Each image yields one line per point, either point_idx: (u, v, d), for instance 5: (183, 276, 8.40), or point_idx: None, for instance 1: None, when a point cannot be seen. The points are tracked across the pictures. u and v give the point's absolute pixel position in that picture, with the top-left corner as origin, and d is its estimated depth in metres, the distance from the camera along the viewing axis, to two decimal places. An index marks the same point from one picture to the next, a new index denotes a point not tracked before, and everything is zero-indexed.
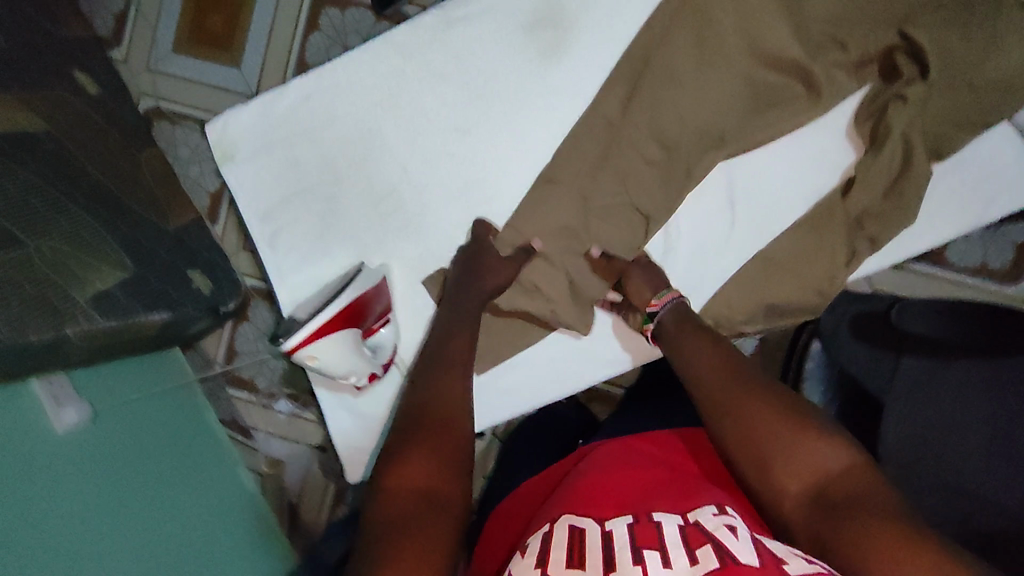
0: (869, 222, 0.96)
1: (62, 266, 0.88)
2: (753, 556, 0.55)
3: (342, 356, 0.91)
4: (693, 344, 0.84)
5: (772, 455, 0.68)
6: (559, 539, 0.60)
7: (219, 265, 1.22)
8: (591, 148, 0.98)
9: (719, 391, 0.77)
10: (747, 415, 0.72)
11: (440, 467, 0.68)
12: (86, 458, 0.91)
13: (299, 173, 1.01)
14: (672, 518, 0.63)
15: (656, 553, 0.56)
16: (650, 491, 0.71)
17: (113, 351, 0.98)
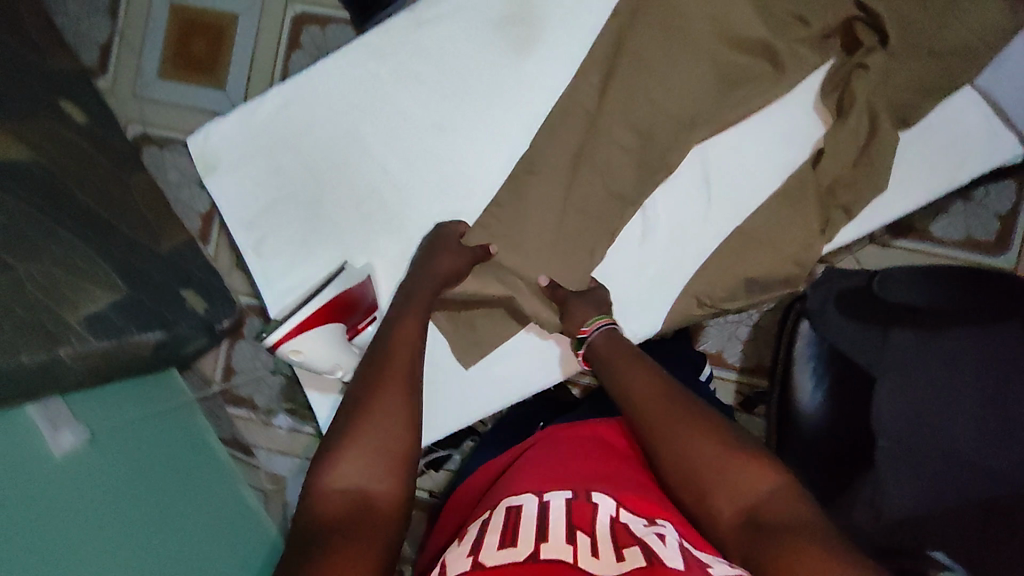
0: (843, 192, 0.91)
1: (54, 291, 0.89)
2: (680, 561, 0.52)
3: (327, 353, 0.88)
4: (631, 361, 0.79)
5: (706, 478, 0.64)
6: (497, 522, 0.60)
7: (213, 284, 1.23)
8: (563, 142, 0.93)
9: (658, 414, 0.71)
10: (685, 444, 0.67)
11: (376, 471, 0.66)
12: (84, 480, 0.91)
13: (281, 181, 0.97)
14: (608, 503, 0.61)
15: (586, 539, 0.55)
16: (599, 476, 0.68)
17: (109, 372, 0.99)
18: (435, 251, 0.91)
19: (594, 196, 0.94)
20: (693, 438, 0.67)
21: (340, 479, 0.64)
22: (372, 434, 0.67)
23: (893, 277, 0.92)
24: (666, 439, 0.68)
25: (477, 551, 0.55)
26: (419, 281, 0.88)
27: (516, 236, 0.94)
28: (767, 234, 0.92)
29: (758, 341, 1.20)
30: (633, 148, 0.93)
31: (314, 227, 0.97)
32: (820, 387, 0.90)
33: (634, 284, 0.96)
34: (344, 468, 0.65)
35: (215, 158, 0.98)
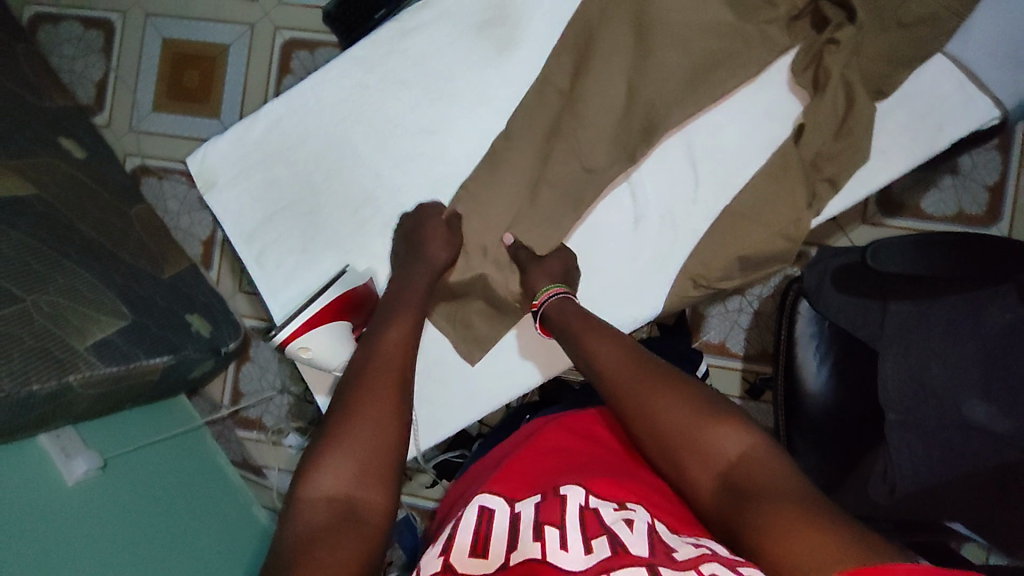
0: (826, 164, 0.75)
1: (61, 318, 0.90)
2: (648, 551, 0.45)
3: (344, 351, 0.71)
4: (596, 334, 0.69)
5: (687, 451, 0.56)
6: (469, 520, 0.52)
7: (216, 307, 1.25)
8: (528, 128, 0.77)
9: (622, 392, 0.62)
10: (655, 416, 0.59)
11: (354, 477, 0.54)
12: (97, 508, 0.91)
13: (278, 191, 0.77)
14: (576, 491, 0.53)
15: (556, 531, 0.48)
16: (577, 465, 0.59)
17: (119, 398, 1.00)
18: (414, 240, 0.74)
19: (573, 179, 0.77)
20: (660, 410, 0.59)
21: (322, 485, 0.53)
22: (354, 437, 0.56)
23: (886, 248, 0.83)
24: (636, 417, 0.60)
25: (448, 552, 0.48)
26: (405, 278, 0.72)
27: (480, 233, 0.78)
28: (750, 211, 0.76)
29: (759, 328, 1.20)
30: (616, 131, 0.78)
31: (311, 242, 0.77)
32: (824, 365, 0.91)
33: (617, 271, 0.79)
34: (323, 471, 0.54)
35: (212, 173, 0.77)
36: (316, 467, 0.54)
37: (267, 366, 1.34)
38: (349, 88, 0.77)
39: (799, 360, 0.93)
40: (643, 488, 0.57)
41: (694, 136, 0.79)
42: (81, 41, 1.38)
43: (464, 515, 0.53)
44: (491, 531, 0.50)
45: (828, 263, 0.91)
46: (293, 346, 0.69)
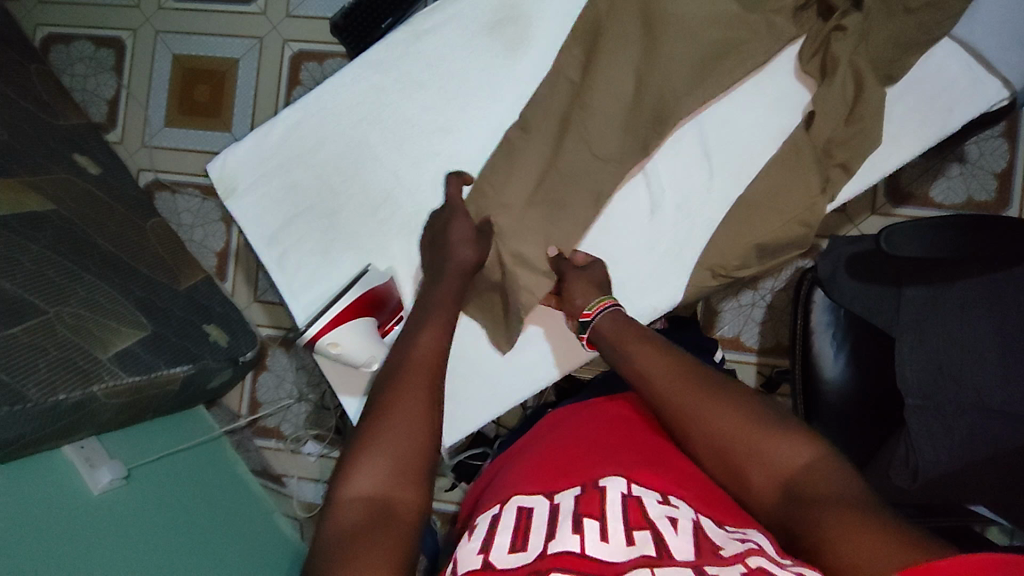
0: (838, 150, 0.75)
1: (83, 329, 0.91)
2: (693, 554, 0.42)
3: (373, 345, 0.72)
4: (639, 337, 0.66)
5: (747, 457, 0.54)
6: (506, 519, 0.49)
7: (231, 317, 1.26)
8: (541, 123, 0.78)
9: (666, 390, 0.60)
10: (703, 419, 0.57)
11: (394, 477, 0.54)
12: (122, 518, 0.91)
13: (298, 195, 0.78)
14: (617, 481, 0.50)
15: (596, 523, 0.45)
16: (617, 454, 0.57)
17: (140, 408, 1.00)
18: (437, 242, 0.74)
19: (588, 169, 0.79)
20: (708, 412, 0.57)
21: (359, 485, 0.53)
22: (387, 434, 0.55)
23: (899, 232, 0.82)
24: (682, 418, 0.58)
25: (487, 550, 0.45)
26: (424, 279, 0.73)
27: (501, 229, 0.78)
28: (769, 198, 0.76)
29: (773, 321, 1.21)
30: (625, 124, 0.79)
31: (331, 243, 0.78)
32: (841, 355, 0.91)
33: (643, 261, 0.79)
34: (360, 471, 0.54)
35: (234, 180, 0.78)
36: (353, 466, 0.54)
37: (284, 374, 1.34)
38: (356, 95, 0.78)
39: (816, 348, 0.93)
40: (688, 480, 0.55)
41: (713, 130, 0.79)
42: (92, 59, 1.40)
43: (502, 514, 0.50)
44: (531, 529, 0.46)
45: (841, 250, 0.91)
46: (322, 342, 0.70)
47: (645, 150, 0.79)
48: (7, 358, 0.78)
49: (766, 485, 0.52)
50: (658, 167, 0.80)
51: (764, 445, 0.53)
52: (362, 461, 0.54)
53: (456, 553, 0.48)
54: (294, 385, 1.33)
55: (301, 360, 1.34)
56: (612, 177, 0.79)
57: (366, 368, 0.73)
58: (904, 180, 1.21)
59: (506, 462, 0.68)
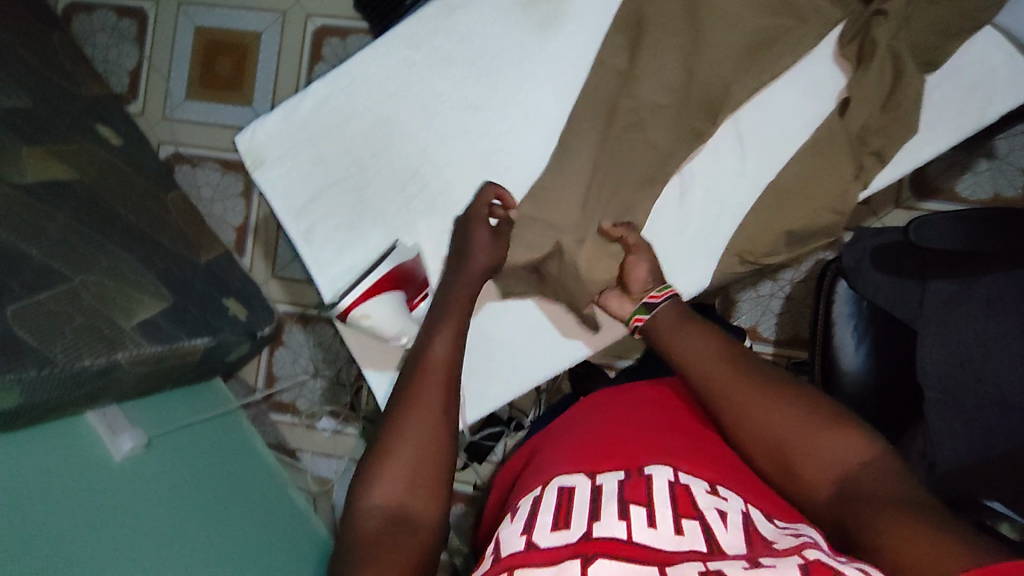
0: (873, 138, 0.74)
1: (107, 298, 0.92)
2: (744, 549, 0.43)
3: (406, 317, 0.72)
4: (692, 329, 0.66)
5: (801, 452, 0.54)
6: (548, 501, 0.49)
7: (250, 292, 1.26)
8: (590, 113, 0.78)
9: (719, 384, 0.60)
10: (761, 414, 0.57)
11: (408, 490, 0.56)
12: (142, 485, 0.92)
13: (327, 169, 0.78)
14: (663, 470, 0.51)
15: (642, 509, 0.45)
16: (659, 440, 0.57)
17: (161, 377, 1.01)
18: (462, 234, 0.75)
19: (644, 159, 0.78)
20: (760, 407, 0.57)
21: (373, 502, 0.56)
22: (403, 451, 0.58)
23: (930, 224, 0.83)
24: (733, 411, 0.58)
25: (530, 531, 0.45)
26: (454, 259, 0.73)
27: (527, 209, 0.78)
28: (800, 185, 0.76)
29: (791, 312, 1.20)
30: (676, 111, 0.78)
31: (359, 217, 0.78)
32: (862, 346, 0.90)
33: (671, 241, 0.79)
34: (374, 488, 0.57)
35: (262, 152, 0.78)
36: (372, 476, 0.57)
37: (301, 350, 1.35)
38: (387, 70, 0.78)
39: (836, 338, 0.91)
40: (732, 470, 0.55)
41: (745, 114, 0.78)
42: (115, 30, 1.40)
43: (543, 496, 0.50)
44: (573, 510, 0.46)
45: (868, 241, 0.90)
46: (354, 314, 0.70)
47: (700, 138, 0.78)
48: (35, 322, 0.78)
49: (817, 482, 0.52)
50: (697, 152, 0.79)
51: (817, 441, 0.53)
52: (379, 471, 0.57)
53: (498, 532, 0.48)
54: (311, 362, 1.34)
55: (318, 335, 1.34)
56: (643, 156, 0.79)
57: (395, 342, 0.73)
58: (929, 174, 1.20)
59: (540, 444, 0.68)
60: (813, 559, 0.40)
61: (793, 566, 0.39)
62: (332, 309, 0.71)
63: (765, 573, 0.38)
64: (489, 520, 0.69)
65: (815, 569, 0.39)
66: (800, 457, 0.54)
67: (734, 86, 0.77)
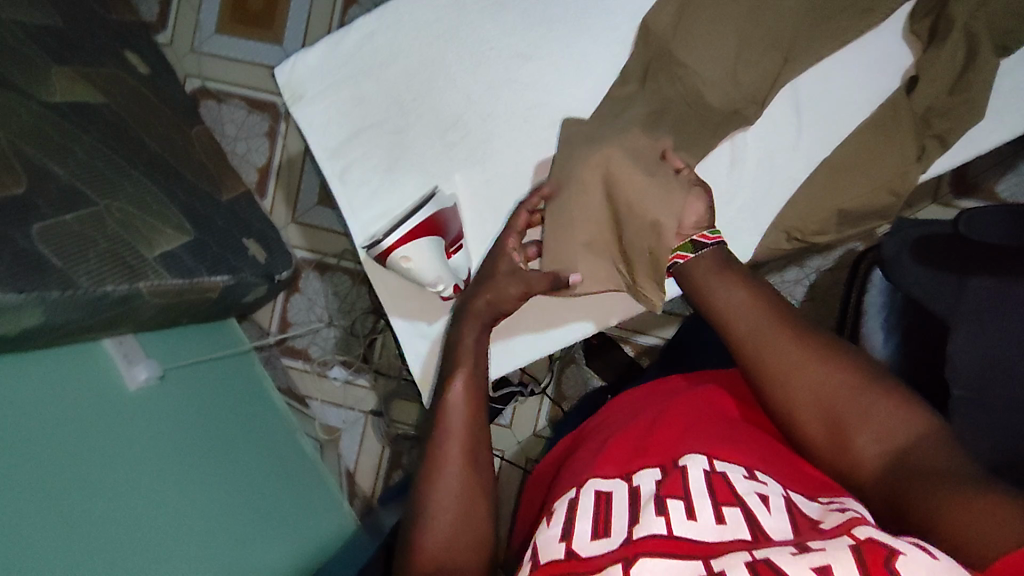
0: (937, 120, 0.72)
1: (130, 225, 0.90)
2: (790, 534, 0.43)
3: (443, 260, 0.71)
4: (733, 288, 0.62)
5: (855, 425, 0.51)
6: (585, 504, 0.49)
7: (269, 234, 1.24)
8: (641, 80, 0.75)
9: (759, 336, 0.58)
10: (813, 384, 0.54)
11: (461, 515, 0.55)
12: (154, 417, 0.92)
13: (367, 110, 0.76)
14: (698, 458, 0.50)
15: (681, 504, 0.45)
16: (693, 425, 0.56)
17: (177, 311, 0.99)
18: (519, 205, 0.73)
19: (692, 130, 0.74)
20: (807, 368, 0.55)
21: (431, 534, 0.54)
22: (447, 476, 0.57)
23: (984, 215, 0.78)
24: (771, 368, 0.56)
25: (570, 538, 0.45)
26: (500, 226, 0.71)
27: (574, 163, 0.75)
28: (855, 162, 0.73)
29: (815, 300, 1.18)
30: (725, 87, 0.74)
31: (397, 161, 0.76)
32: (890, 337, 0.85)
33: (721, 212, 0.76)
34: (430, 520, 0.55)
35: (300, 87, 0.76)
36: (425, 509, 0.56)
37: (316, 298, 1.34)
38: (435, 10, 0.75)
39: (863, 329, 0.88)
40: (770, 450, 0.54)
41: (804, 86, 0.75)
42: None
43: (579, 498, 0.50)
44: (612, 514, 0.47)
45: (907, 232, 0.83)
46: (395, 255, 0.69)
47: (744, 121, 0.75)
48: (59, 242, 0.77)
49: (861, 452, 0.51)
50: (753, 123, 0.76)
51: (866, 407, 0.51)
52: (424, 523, 0.55)
53: (536, 537, 0.49)
54: (326, 310, 1.33)
55: (335, 284, 1.33)
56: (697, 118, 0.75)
57: (431, 288, 0.72)
58: (970, 171, 1.17)
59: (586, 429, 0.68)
60: (863, 538, 0.39)
61: (845, 553, 0.38)
62: (373, 247, 0.70)
63: (815, 560, 0.38)
64: (528, 495, 0.69)
65: (868, 553, 0.38)
66: (843, 423, 0.52)
67: (796, 57, 0.74)
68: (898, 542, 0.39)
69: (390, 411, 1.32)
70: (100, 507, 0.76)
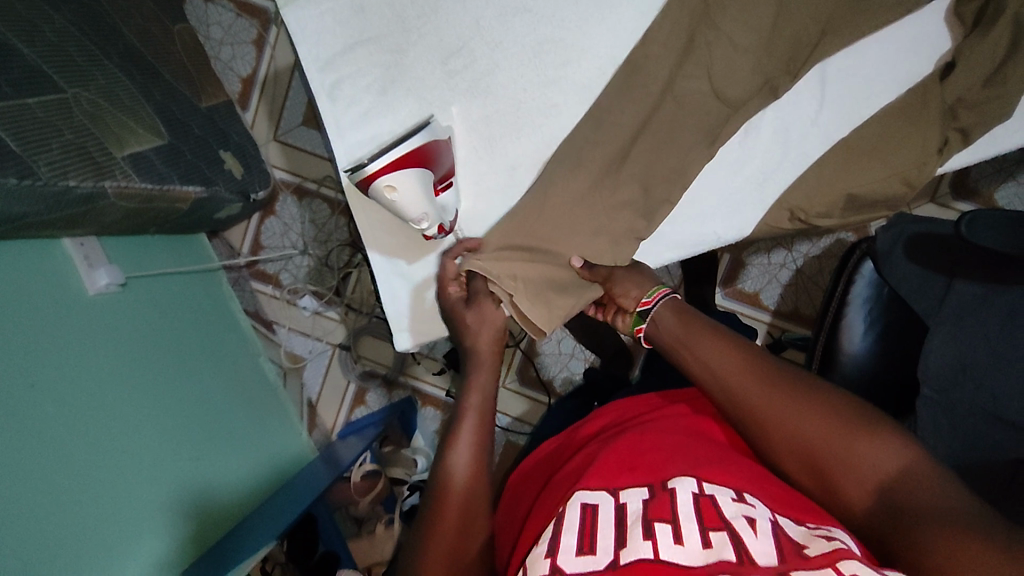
0: (965, 113, 0.69)
1: (100, 119, 0.84)
2: (775, 559, 0.40)
3: (430, 196, 0.66)
4: (703, 336, 0.59)
5: (836, 459, 0.48)
6: (571, 519, 0.47)
7: (248, 150, 1.16)
8: (668, 33, 0.69)
9: (739, 389, 0.54)
10: (790, 423, 0.51)
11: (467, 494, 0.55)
12: (109, 327, 0.88)
13: (365, 21, 0.71)
14: (686, 480, 0.48)
15: (668, 527, 0.44)
16: (684, 447, 0.54)
17: (140, 218, 0.93)
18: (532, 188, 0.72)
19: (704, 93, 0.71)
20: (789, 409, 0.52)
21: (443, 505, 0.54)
22: None
23: (984, 218, 0.69)
24: (750, 411, 0.53)
25: (555, 553, 0.44)
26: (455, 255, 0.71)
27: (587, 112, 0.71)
28: (875, 146, 0.70)
29: (798, 286, 1.17)
30: (757, 55, 0.69)
31: (392, 83, 0.71)
32: (871, 331, 0.78)
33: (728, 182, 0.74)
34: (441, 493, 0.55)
35: None
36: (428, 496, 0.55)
37: (292, 224, 1.28)
38: None
39: (847, 329, 0.79)
40: (763, 472, 0.52)
41: (832, 61, 0.72)
42: None
43: (565, 511, 0.48)
44: (600, 531, 0.45)
45: (906, 227, 0.77)
46: (378, 184, 0.63)
47: (774, 93, 0.71)
48: (21, 127, 0.70)
49: (851, 496, 0.47)
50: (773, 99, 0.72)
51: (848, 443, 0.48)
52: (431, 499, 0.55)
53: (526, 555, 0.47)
54: (302, 235, 1.27)
55: (313, 211, 1.27)
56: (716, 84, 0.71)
57: (415, 224, 0.68)
58: (973, 176, 1.14)
59: (575, 438, 0.66)
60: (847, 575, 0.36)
61: None
62: (355, 173, 0.63)
63: None
64: (507, 498, 0.65)
65: None
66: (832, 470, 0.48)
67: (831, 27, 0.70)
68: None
69: (357, 346, 1.29)
70: (47, 412, 0.72)
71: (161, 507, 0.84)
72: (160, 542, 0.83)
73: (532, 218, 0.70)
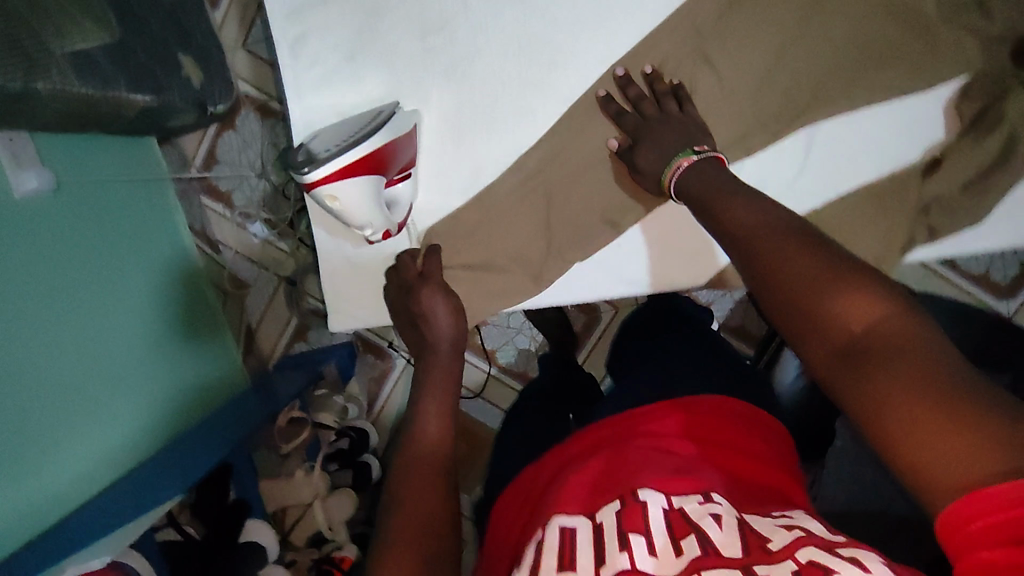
0: (937, 214, 0.70)
1: (38, 6, 0.74)
2: (739, 550, 0.42)
3: (374, 205, 0.65)
4: (725, 195, 0.54)
5: (821, 305, 0.43)
6: (550, 541, 0.47)
7: (212, 54, 1.04)
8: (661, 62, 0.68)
9: (756, 233, 0.49)
10: (790, 262, 0.46)
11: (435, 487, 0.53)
12: (33, 234, 0.82)
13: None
14: (656, 494, 0.49)
15: (642, 539, 0.45)
16: (648, 457, 0.55)
17: (81, 120, 0.86)
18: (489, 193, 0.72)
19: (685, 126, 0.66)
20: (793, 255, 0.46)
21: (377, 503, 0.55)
22: None
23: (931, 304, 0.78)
24: (758, 249, 0.48)
25: None
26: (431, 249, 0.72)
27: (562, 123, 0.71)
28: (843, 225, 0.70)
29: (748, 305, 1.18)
30: (738, 107, 0.69)
31: (362, 51, 0.70)
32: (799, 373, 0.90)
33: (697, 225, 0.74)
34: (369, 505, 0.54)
35: None
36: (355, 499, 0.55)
37: (251, 141, 1.20)
38: None
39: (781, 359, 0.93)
40: (726, 478, 0.54)
41: (824, 126, 0.69)
42: None
43: (543, 536, 0.48)
44: (577, 550, 0.46)
45: None
46: (321, 192, 0.62)
47: (747, 151, 0.70)
48: None
49: (811, 338, 0.43)
50: (753, 154, 0.70)
51: (840, 287, 0.43)
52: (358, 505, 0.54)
53: None
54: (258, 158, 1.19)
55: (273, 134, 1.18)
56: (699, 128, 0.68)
57: (358, 229, 0.68)
58: None
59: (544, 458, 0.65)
60: (805, 562, 0.39)
61: None
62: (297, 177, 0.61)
63: None
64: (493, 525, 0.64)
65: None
66: (802, 313, 0.44)
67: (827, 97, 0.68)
68: (838, 562, 0.39)
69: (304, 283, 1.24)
70: None
71: (66, 424, 0.83)
72: (68, 456, 0.83)
73: (488, 229, 0.73)
